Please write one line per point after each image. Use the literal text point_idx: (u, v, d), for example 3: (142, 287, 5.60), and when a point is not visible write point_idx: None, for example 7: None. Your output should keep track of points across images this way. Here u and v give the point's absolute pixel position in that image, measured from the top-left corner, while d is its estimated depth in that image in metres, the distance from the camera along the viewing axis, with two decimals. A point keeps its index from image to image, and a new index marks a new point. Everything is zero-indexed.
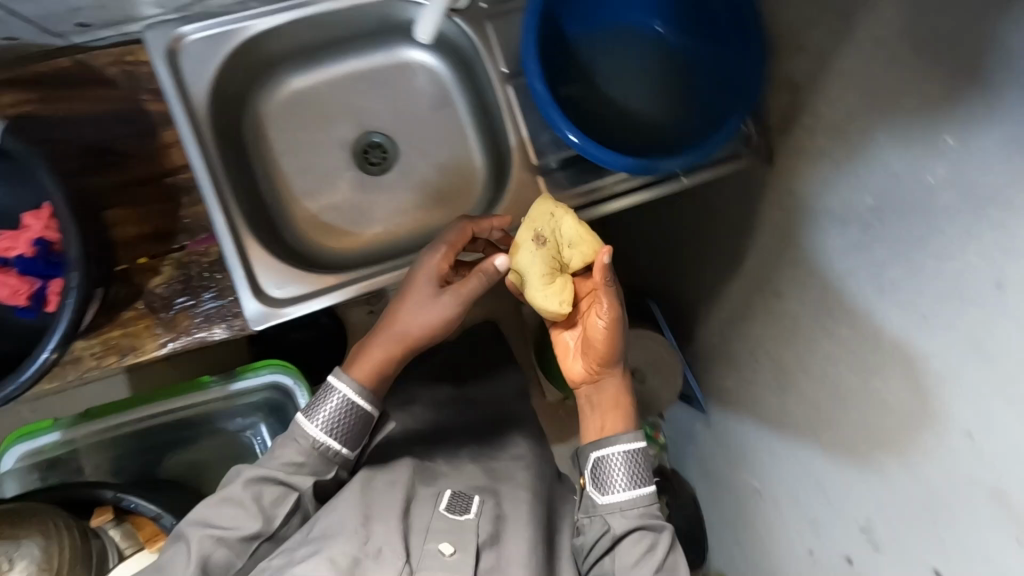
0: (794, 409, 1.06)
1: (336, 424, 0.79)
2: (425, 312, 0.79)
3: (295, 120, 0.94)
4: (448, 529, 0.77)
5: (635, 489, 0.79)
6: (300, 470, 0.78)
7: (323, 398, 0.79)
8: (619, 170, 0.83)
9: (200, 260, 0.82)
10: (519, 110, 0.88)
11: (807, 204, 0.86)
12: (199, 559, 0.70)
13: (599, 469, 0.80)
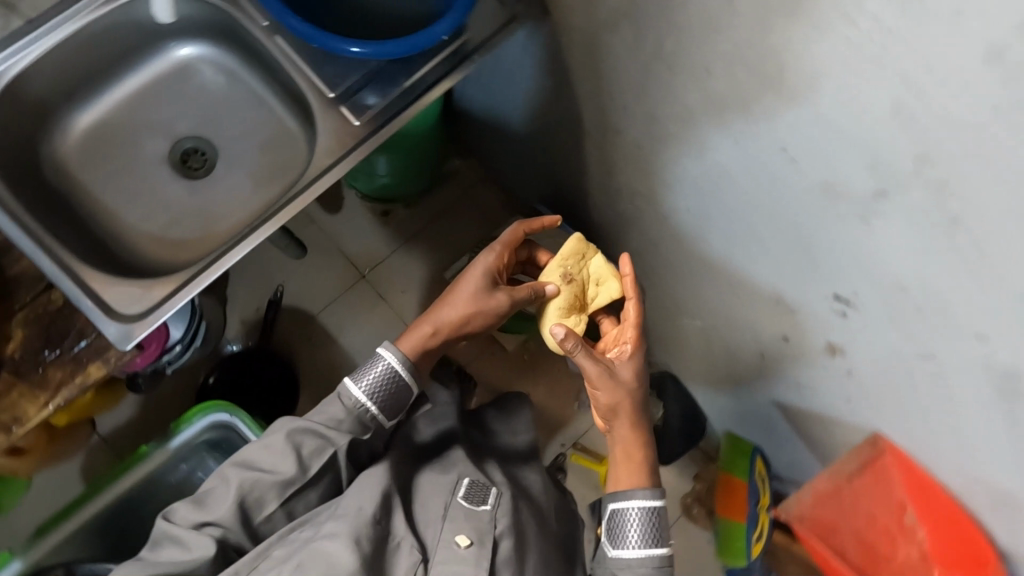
0: (681, 233, 1.11)
1: (379, 393, 0.92)
2: (473, 304, 1.04)
3: (99, 154, 0.95)
4: (463, 517, 0.89)
5: (647, 548, 0.91)
6: (338, 428, 0.89)
7: (371, 365, 0.92)
8: (403, 53, 0.83)
9: (49, 309, 0.82)
10: (296, 55, 0.90)
11: (593, 29, 0.89)
12: (239, 494, 0.83)
13: (615, 523, 0.94)
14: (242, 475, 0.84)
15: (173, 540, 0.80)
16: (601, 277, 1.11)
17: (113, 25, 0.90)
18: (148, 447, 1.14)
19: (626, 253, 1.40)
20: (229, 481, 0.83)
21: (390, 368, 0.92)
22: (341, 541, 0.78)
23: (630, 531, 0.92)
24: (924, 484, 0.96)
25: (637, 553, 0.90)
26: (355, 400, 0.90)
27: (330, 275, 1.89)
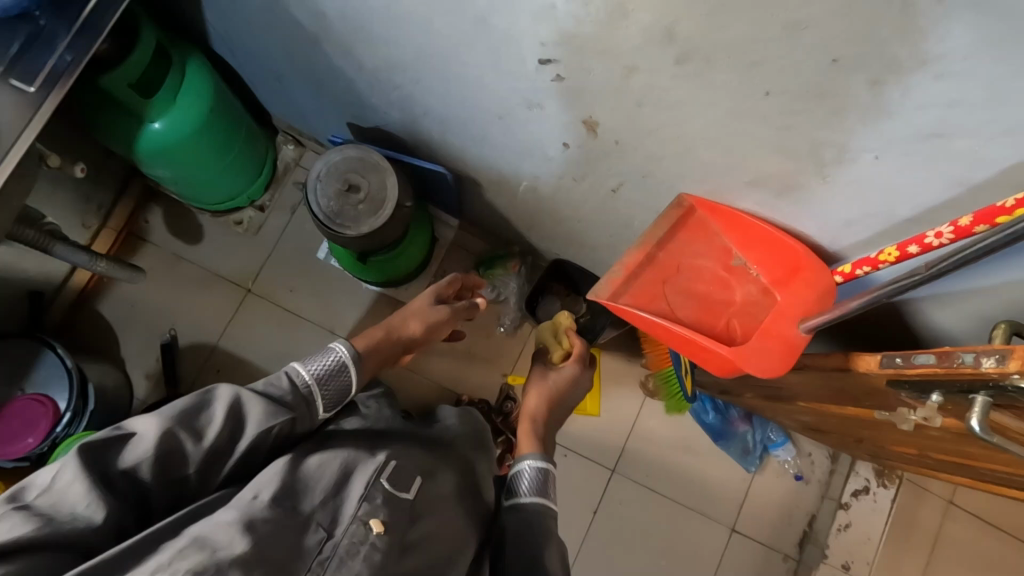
0: (436, 87, 1.08)
1: (324, 379, 0.94)
2: (419, 318, 1.18)
3: None
4: (383, 496, 0.85)
5: (535, 499, 1.01)
6: (280, 404, 0.88)
7: (325, 352, 0.96)
8: None
9: None
10: None
11: None
12: (161, 451, 0.75)
13: (513, 475, 1.07)
14: (174, 428, 0.77)
15: (64, 483, 0.69)
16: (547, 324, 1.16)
17: None
18: None
19: (439, 148, 1.37)
20: (154, 429, 0.76)
21: (344, 360, 0.97)
22: (228, 526, 0.71)
23: (524, 482, 1.04)
24: (739, 220, 0.91)
25: (524, 498, 1.02)
26: (301, 382, 0.92)
27: (215, 302, 1.86)
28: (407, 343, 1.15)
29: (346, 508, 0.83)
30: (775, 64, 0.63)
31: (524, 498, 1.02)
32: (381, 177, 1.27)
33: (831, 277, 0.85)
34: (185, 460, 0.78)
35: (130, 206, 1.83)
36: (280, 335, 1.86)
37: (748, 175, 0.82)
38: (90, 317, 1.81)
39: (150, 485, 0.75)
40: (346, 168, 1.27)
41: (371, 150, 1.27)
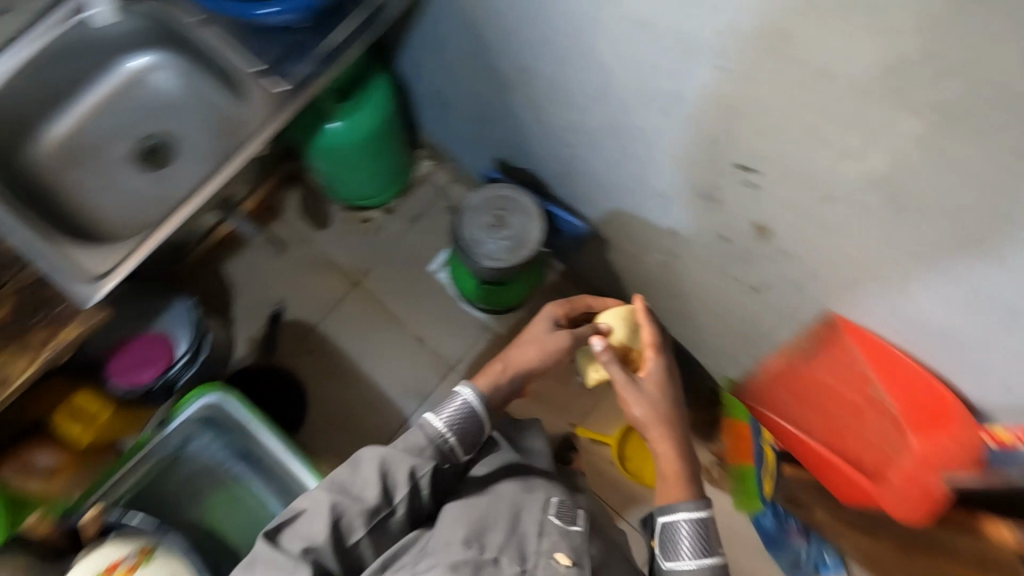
0: (610, 156, 1.16)
1: (457, 427, 0.92)
2: (538, 345, 1.11)
3: (72, 160, 1.07)
4: (555, 532, 0.88)
5: (701, 559, 0.87)
6: (422, 454, 0.88)
7: (450, 400, 0.94)
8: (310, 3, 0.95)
9: (28, 285, 0.92)
10: (227, 42, 1.02)
11: None
12: (332, 520, 0.80)
13: (667, 536, 0.90)
14: (335, 499, 0.82)
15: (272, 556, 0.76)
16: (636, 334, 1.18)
17: (70, 41, 1.01)
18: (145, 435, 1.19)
19: (580, 202, 1.45)
20: (322, 502, 0.82)
21: (469, 402, 0.94)
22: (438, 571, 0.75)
23: (683, 546, 0.88)
24: (888, 356, 0.94)
25: (692, 567, 0.86)
26: (437, 432, 0.90)
27: (324, 287, 1.99)
28: (530, 375, 1.09)
29: (529, 543, 0.86)
30: (992, 235, 0.66)
31: (690, 560, 0.87)
32: (527, 220, 1.35)
33: (980, 436, 0.87)
34: (355, 528, 0.82)
35: (273, 182, 2.00)
36: (373, 330, 1.96)
37: (914, 316, 0.85)
38: (213, 272, 1.97)
39: (333, 557, 0.80)
40: (499, 203, 1.36)
41: (523, 191, 1.35)
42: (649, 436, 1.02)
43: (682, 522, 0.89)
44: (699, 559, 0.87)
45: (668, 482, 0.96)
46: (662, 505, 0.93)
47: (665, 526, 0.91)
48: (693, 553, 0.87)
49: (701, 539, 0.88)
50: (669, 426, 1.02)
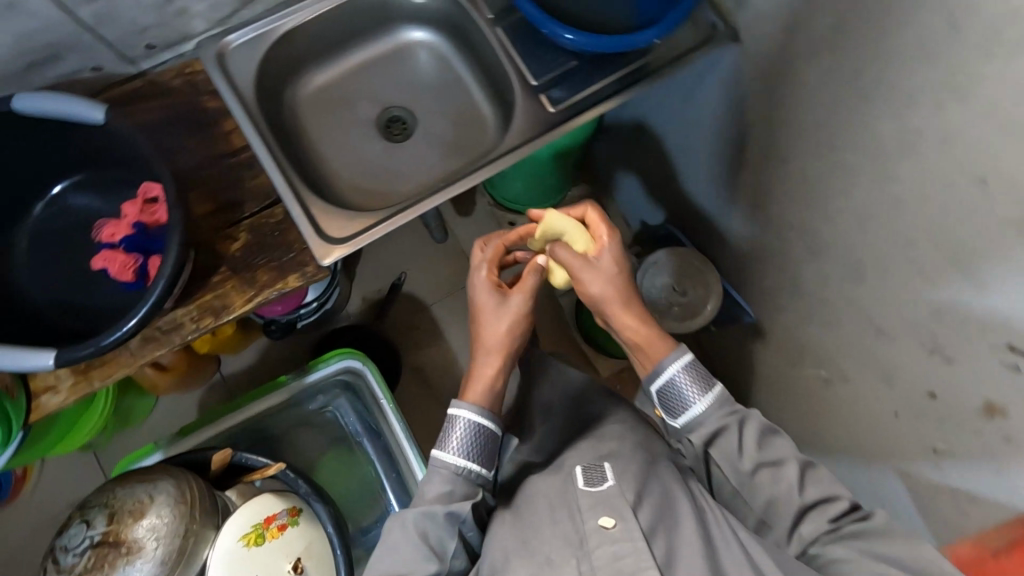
0: (830, 270, 1.09)
1: (472, 453, 0.77)
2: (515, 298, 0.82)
3: (323, 109, 1.08)
4: (595, 502, 0.71)
5: (708, 395, 0.75)
6: (453, 501, 0.75)
7: (448, 431, 0.78)
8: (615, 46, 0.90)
9: (269, 222, 0.93)
10: (511, 46, 1.01)
11: (782, 57, 0.97)
12: None
13: (667, 394, 0.77)
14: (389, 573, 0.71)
15: None
16: (573, 239, 0.85)
17: (367, 1, 1.02)
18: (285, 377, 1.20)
19: (755, 290, 1.39)
20: None
21: (479, 420, 0.78)
22: None
23: (690, 402, 0.75)
24: None
25: (699, 423, 0.75)
26: (454, 462, 0.76)
27: None
28: (519, 348, 0.85)
29: (575, 526, 0.71)
30: None
31: (694, 414, 0.75)
32: (705, 295, 1.32)
33: None
34: None
35: None
36: None
37: None
38: None
39: None
40: (681, 269, 1.34)
41: (710, 267, 1.33)
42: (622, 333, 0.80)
43: (671, 368, 0.76)
44: (706, 395, 0.75)
45: (642, 340, 0.79)
46: (671, 391, 0.76)
47: (707, 448, 0.74)
48: (697, 392, 0.74)
49: (702, 376, 0.75)
50: (625, 285, 0.80)
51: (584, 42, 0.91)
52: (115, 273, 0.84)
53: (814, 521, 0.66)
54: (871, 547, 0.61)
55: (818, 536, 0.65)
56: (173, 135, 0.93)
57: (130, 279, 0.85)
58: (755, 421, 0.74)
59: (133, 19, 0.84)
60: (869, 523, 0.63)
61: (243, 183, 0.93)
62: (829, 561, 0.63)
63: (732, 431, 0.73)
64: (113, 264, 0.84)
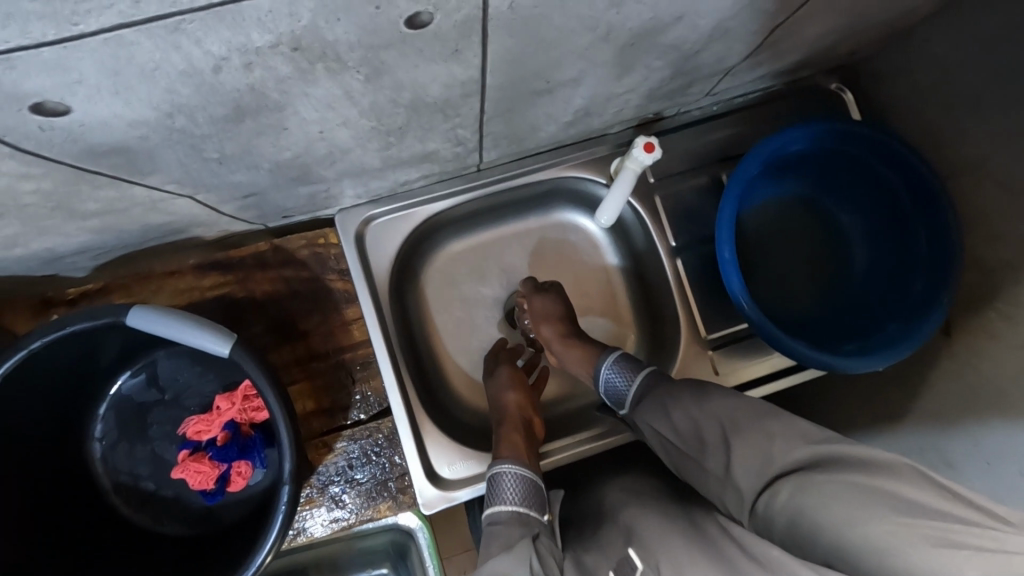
0: None
1: (525, 495, 0.69)
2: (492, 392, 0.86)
3: (452, 279, 0.95)
4: None
5: (637, 376, 0.75)
6: (516, 542, 0.61)
7: (496, 485, 0.70)
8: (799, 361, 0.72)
9: (372, 435, 0.81)
10: (687, 282, 0.86)
11: (983, 386, 0.78)
12: None
13: (612, 396, 0.77)
14: None
15: None
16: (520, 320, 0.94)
17: (536, 185, 0.88)
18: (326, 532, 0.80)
19: None
20: None
21: (525, 471, 0.71)
22: None
23: (628, 389, 0.76)
24: None
25: (628, 391, 0.75)
26: (513, 513, 0.67)
27: None
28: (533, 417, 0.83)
29: None
30: None
31: (631, 388, 0.75)
32: None
33: None
34: None
35: None
36: None
37: None
38: None
39: None
40: None
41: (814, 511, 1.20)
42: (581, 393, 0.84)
43: (604, 367, 0.79)
44: (642, 375, 0.75)
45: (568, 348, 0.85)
46: (671, 434, 0.66)
47: (673, 448, 0.66)
48: (628, 376, 0.76)
49: (634, 363, 0.77)
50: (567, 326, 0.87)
51: (769, 333, 0.72)
52: (193, 483, 0.72)
53: (788, 486, 0.54)
54: (876, 484, 0.49)
55: (800, 492, 0.52)
56: (290, 314, 0.80)
57: (209, 488, 0.74)
58: (719, 395, 0.65)
59: (281, 207, 0.70)
60: (833, 449, 0.54)
61: (353, 385, 0.81)
62: (817, 519, 0.50)
63: (663, 410, 0.68)
64: (193, 474, 0.72)
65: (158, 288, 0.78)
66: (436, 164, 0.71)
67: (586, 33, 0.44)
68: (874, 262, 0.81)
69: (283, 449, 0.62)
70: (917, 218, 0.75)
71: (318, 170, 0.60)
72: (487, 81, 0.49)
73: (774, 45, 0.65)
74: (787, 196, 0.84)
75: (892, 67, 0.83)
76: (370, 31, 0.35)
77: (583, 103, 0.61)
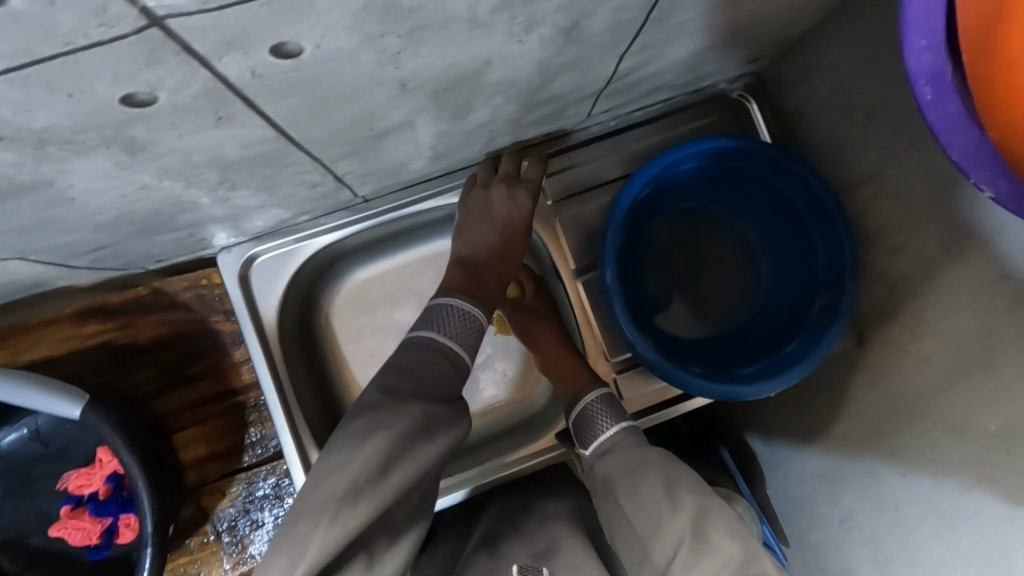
0: None
1: (462, 337, 0.64)
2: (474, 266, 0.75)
3: (360, 307, 0.90)
4: None
5: (618, 427, 0.69)
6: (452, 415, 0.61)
7: (436, 312, 0.65)
8: (689, 388, 0.71)
9: (268, 477, 0.79)
10: (592, 305, 0.84)
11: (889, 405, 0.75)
12: None
13: (581, 425, 0.73)
14: None
15: None
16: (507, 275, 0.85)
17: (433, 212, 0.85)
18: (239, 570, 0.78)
19: None
20: None
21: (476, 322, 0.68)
22: None
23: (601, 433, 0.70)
24: None
25: (603, 432, 0.70)
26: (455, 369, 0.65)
27: None
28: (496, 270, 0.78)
29: None
30: None
31: (605, 436, 0.69)
32: None
33: None
34: None
35: None
36: None
37: None
38: None
39: None
40: None
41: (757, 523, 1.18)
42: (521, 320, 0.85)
43: (589, 402, 0.73)
44: (619, 425, 0.70)
45: (566, 371, 0.79)
46: (622, 482, 0.63)
47: (616, 493, 0.62)
48: (608, 418, 0.70)
49: (618, 409, 0.72)
50: (546, 317, 0.85)
51: (658, 368, 0.71)
52: (77, 540, 0.72)
53: None
54: None
55: None
56: (176, 358, 0.78)
57: (95, 543, 0.73)
58: (690, 484, 0.60)
59: (143, 254, 0.67)
60: None
61: (245, 427, 0.79)
62: None
63: (637, 469, 0.63)
64: (76, 531, 0.72)
65: (35, 339, 0.75)
66: (304, 202, 0.67)
67: (376, 86, 0.41)
68: (775, 276, 0.80)
69: (142, 509, 0.64)
70: (813, 236, 0.73)
71: (160, 223, 0.57)
72: (293, 135, 0.45)
73: (640, 68, 0.61)
74: (692, 213, 0.83)
75: (792, 74, 0.79)
76: (86, 116, 0.32)
77: (433, 139, 0.58)
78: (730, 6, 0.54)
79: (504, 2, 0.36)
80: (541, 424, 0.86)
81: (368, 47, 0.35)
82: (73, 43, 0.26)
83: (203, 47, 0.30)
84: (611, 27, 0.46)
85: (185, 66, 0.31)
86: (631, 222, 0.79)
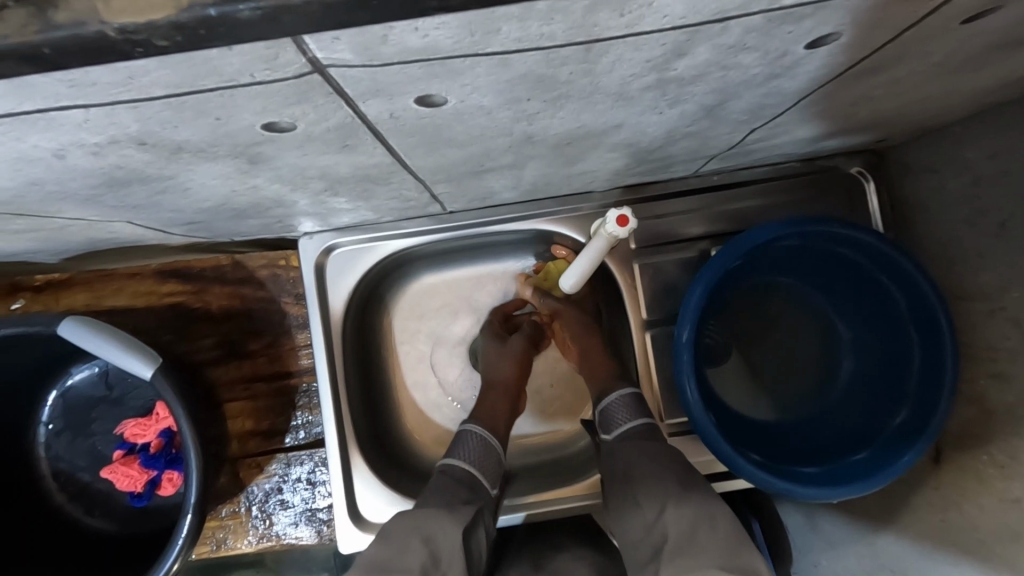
0: None
1: (480, 460, 0.74)
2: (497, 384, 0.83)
3: (420, 312, 0.90)
4: None
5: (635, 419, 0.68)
6: (460, 499, 0.66)
7: (458, 441, 0.76)
8: (742, 476, 0.67)
9: (303, 461, 0.81)
10: (655, 359, 0.81)
11: (935, 531, 0.69)
12: None
13: (602, 412, 0.73)
14: None
15: None
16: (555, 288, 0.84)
17: (510, 235, 0.84)
18: (262, 544, 0.80)
19: None
20: None
21: (484, 435, 0.76)
22: None
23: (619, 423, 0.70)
24: None
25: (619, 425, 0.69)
26: (466, 469, 0.72)
27: None
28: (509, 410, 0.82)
29: None
30: None
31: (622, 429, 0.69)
32: None
33: None
34: None
35: None
36: None
37: None
38: None
39: None
40: None
41: None
42: (588, 356, 0.82)
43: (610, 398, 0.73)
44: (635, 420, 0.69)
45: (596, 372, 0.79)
46: (631, 473, 0.62)
47: (617, 481, 0.63)
48: (625, 414, 0.69)
49: (637, 407, 0.71)
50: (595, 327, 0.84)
51: (715, 445, 0.68)
52: (122, 486, 0.75)
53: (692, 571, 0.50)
54: None
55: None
56: (240, 330, 0.81)
57: (138, 492, 0.76)
58: (685, 476, 0.59)
59: (232, 231, 0.68)
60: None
61: (292, 410, 0.81)
62: None
63: (645, 456, 0.63)
64: (123, 478, 0.74)
65: (119, 287, 0.79)
66: (391, 210, 0.67)
67: (502, 136, 0.40)
68: (855, 374, 0.75)
69: (189, 477, 0.65)
70: (910, 341, 0.68)
71: (257, 212, 0.58)
72: (406, 162, 0.45)
73: (764, 140, 0.58)
74: (777, 287, 0.79)
75: (920, 161, 0.72)
76: (225, 135, 0.32)
77: (537, 177, 0.57)
78: (882, 100, 0.49)
79: (659, 83, 0.34)
80: (579, 467, 0.83)
81: (509, 107, 0.34)
82: (237, 80, 0.26)
83: (353, 91, 0.29)
84: (755, 107, 0.43)
85: (329, 105, 0.30)
86: (718, 287, 0.75)
